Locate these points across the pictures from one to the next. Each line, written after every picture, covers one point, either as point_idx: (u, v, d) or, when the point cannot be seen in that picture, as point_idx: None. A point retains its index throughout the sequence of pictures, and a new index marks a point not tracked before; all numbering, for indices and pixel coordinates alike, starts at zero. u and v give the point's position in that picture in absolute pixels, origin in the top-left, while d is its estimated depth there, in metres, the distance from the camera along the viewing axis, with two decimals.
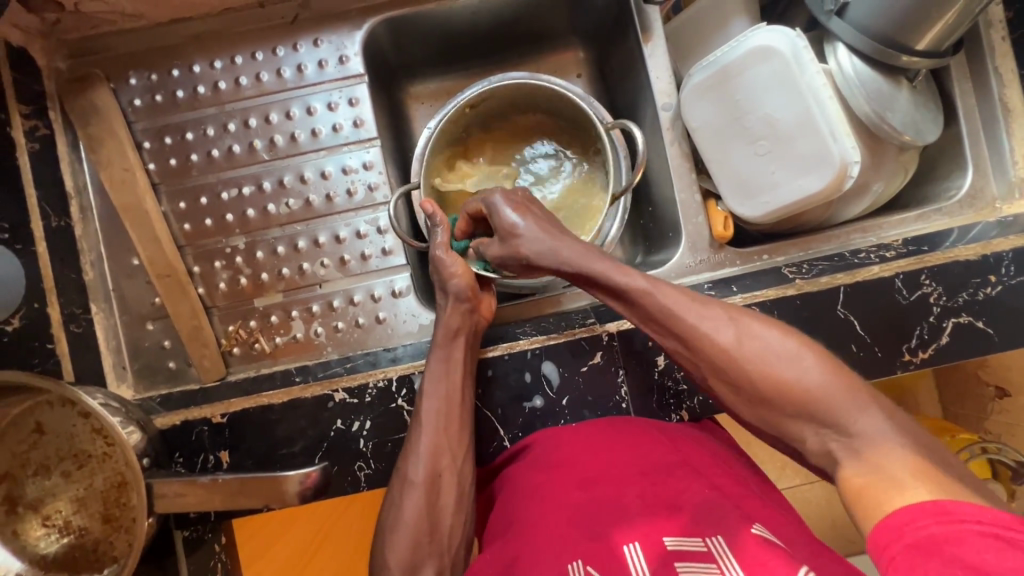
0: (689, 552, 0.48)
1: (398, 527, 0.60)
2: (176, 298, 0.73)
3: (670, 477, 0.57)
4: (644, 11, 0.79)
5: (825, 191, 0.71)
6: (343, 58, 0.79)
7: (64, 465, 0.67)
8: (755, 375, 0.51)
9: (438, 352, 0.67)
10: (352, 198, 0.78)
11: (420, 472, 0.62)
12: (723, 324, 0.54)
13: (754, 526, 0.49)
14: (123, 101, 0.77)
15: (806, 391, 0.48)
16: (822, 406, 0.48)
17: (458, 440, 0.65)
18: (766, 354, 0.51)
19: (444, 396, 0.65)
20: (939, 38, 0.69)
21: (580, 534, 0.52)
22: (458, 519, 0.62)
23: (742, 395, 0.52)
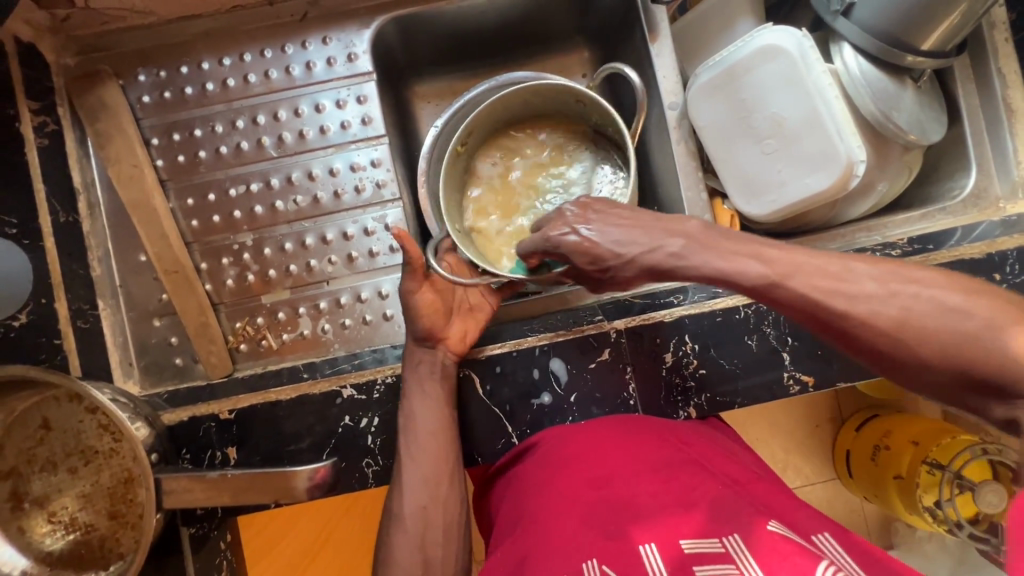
0: (707, 552, 0.48)
1: (392, 562, 0.61)
2: (183, 294, 0.73)
3: (683, 477, 0.57)
4: (651, 11, 0.80)
5: (832, 190, 0.72)
6: (351, 55, 0.79)
7: (70, 461, 0.67)
8: (925, 353, 0.46)
9: (412, 380, 0.66)
10: (359, 195, 0.79)
11: (407, 507, 0.63)
12: (885, 303, 0.47)
13: (770, 524, 0.49)
14: (132, 97, 0.77)
15: (993, 363, 0.43)
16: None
17: (441, 471, 0.64)
18: (939, 328, 0.45)
19: (422, 428, 0.65)
20: (943, 38, 0.70)
21: (595, 533, 0.52)
22: (450, 550, 0.63)
23: (906, 372, 0.48)
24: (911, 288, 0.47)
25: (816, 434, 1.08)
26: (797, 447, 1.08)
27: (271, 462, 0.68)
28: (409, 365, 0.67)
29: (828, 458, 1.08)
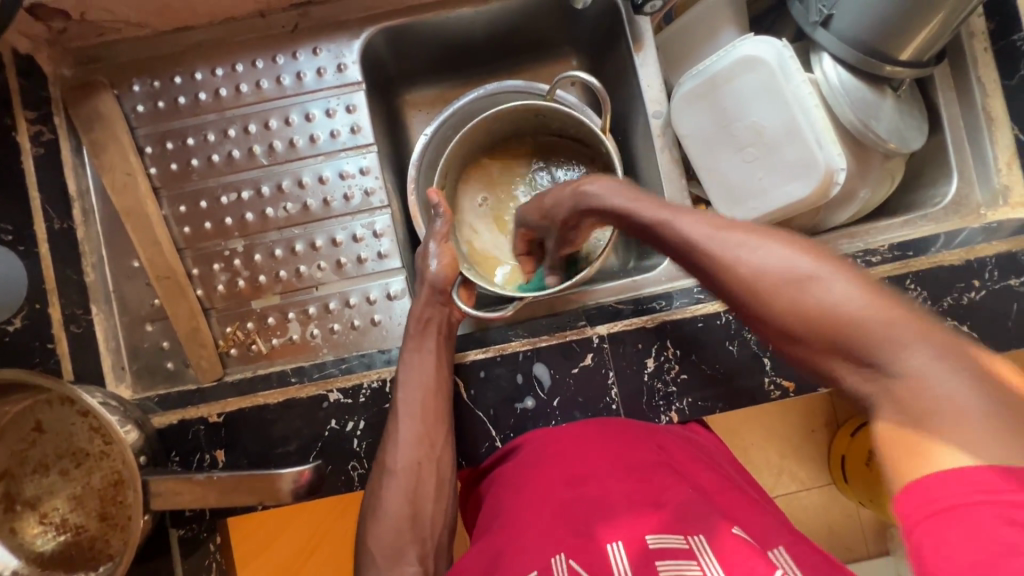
0: (671, 549, 0.49)
1: (379, 513, 0.63)
2: (174, 299, 0.74)
3: (655, 476, 0.58)
4: (635, 22, 0.81)
5: (812, 198, 0.73)
6: (341, 66, 0.81)
7: (62, 463, 0.68)
8: (790, 315, 0.46)
9: (412, 343, 0.70)
10: (348, 203, 0.80)
11: (399, 461, 0.64)
12: (773, 259, 0.47)
13: (734, 527, 0.51)
14: (126, 107, 0.78)
15: (846, 324, 0.42)
16: (869, 344, 0.42)
17: (436, 431, 0.66)
18: (812, 303, 0.44)
19: (419, 387, 0.67)
20: (920, 48, 0.71)
21: (566, 530, 0.53)
22: (440, 505, 0.65)
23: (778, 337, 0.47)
24: (801, 264, 0.46)
25: (810, 439, 1.09)
26: (789, 452, 1.08)
27: (259, 464, 0.69)
28: (410, 326, 0.71)
29: (821, 464, 1.08)
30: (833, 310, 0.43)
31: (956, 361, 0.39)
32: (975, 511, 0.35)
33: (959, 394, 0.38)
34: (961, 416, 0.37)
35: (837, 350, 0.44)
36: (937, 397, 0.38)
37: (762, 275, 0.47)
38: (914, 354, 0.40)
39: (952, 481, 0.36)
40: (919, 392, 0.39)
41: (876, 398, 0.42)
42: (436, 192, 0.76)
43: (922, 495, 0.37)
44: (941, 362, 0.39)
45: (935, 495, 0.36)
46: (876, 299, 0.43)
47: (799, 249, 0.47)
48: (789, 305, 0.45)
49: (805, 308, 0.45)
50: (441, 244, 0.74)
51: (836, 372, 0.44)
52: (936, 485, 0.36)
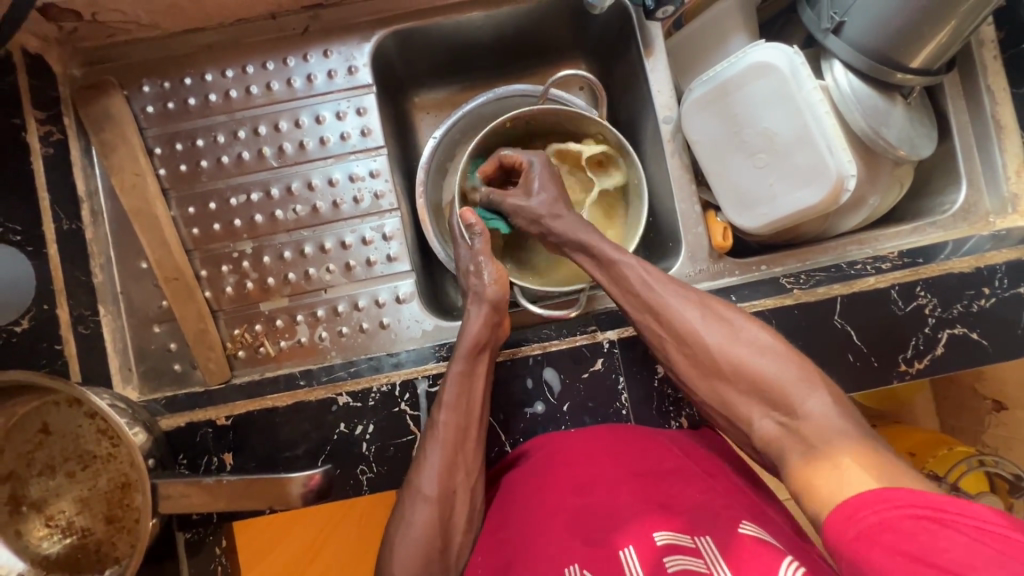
0: (679, 546, 0.49)
1: (407, 543, 0.60)
2: (183, 301, 0.74)
3: (662, 480, 0.58)
4: (646, 28, 0.82)
5: (824, 204, 0.73)
6: (352, 68, 0.81)
7: (69, 465, 0.67)
8: (717, 355, 0.61)
9: (460, 363, 0.67)
10: (358, 205, 0.80)
11: (435, 487, 0.62)
12: (714, 323, 0.62)
13: (743, 526, 0.50)
14: (136, 108, 0.78)
15: (763, 371, 0.58)
16: (781, 392, 0.56)
17: (471, 459, 0.65)
18: (738, 351, 0.60)
19: (463, 409, 0.66)
20: (931, 56, 0.72)
21: (579, 540, 0.53)
22: (467, 538, 0.63)
23: (701, 369, 0.62)
24: (734, 322, 0.62)
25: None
26: None
27: (268, 468, 0.68)
28: (464, 346, 0.68)
29: None
30: (755, 366, 0.59)
31: (841, 407, 0.54)
32: (887, 519, 0.43)
33: (844, 427, 0.53)
34: (849, 444, 0.51)
35: (757, 394, 0.58)
36: (833, 431, 0.52)
37: (703, 334, 0.62)
38: (815, 400, 0.55)
39: (870, 501, 0.45)
40: (821, 430, 0.53)
41: (784, 434, 0.56)
42: (474, 213, 0.75)
43: (852, 514, 0.45)
44: (835, 406, 0.54)
45: (860, 512, 0.45)
46: (787, 355, 0.58)
47: (734, 315, 0.62)
48: (723, 355, 0.60)
49: (734, 362, 0.60)
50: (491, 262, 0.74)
51: (754, 412, 0.58)
52: (859, 504, 0.45)
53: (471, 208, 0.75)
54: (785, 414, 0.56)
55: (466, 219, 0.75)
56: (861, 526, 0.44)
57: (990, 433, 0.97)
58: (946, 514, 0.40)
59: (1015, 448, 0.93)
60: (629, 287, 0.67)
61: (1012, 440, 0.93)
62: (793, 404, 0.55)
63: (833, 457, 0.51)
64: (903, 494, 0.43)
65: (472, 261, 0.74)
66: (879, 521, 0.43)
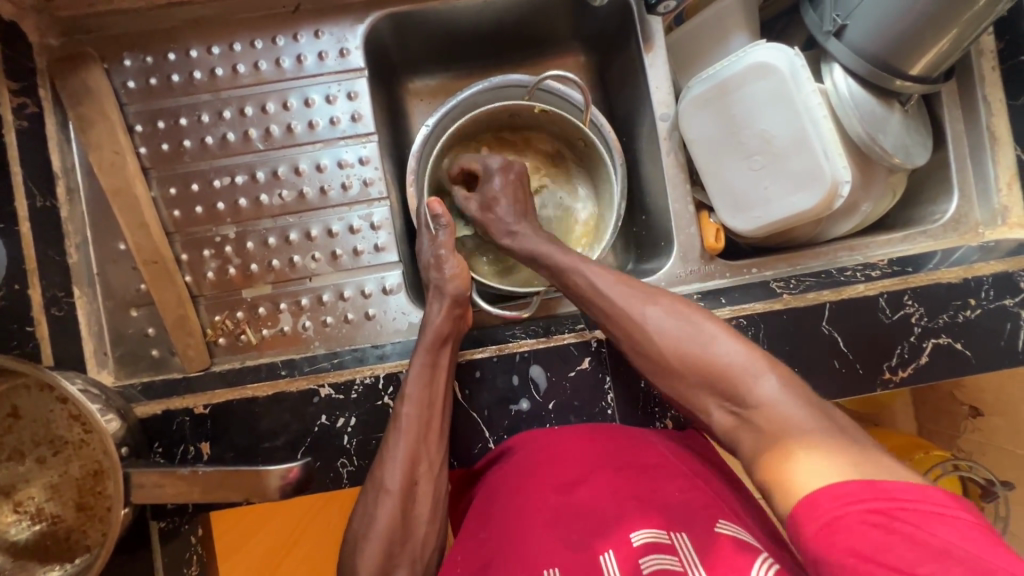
0: (657, 544, 0.49)
1: (370, 536, 0.59)
2: (162, 285, 0.72)
3: (642, 477, 0.58)
4: (646, 22, 0.80)
5: (815, 210, 0.72)
6: (344, 50, 0.78)
7: (39, 451, 0.65)
8: (666, 350, 0.61)
9: (423, 356, 0.66)
10: (346, 192, 0.78)
11: (397, 482, 0.61)
12: (663, 315, 0.62)
13: (720, 524, 0.51)
14: (116, 82, 0.75)
15: (712, 364, 0.58)
16: (732, 383, 0.57)
17: (436, 450, 0.65)
18: (684, 343, 0.60)
19: (426, 403, 0.65)
20: (930, 64, 0.71)
21: (558, 540, 0.53)
22: (433, 527, 0.63)
23: (658, 367, 0.62)
24: (681, 312, 0.62)
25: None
26: None
27: (246, 458, 0.67)
28: (425, 339, 0.67)
29: None
30: (704, 355, 0.58)
31: (792, 388, 0.54)
32: (843, 519, 0.44)
33: (796, 414, 0.53)
34: (801, 435, 0.51)
35: (709, 387, 0.58)
36: (787, 418, 0.53)
37: (653, 329, 0.62)
38: (765, 384, 0.55)
39: (823, 500, 0.46)
40: (771, 417, 0.54)
41: (738, 425, 0.56)
42: (441, 203, 0.75)
43: (811, 514, 0.46)
44: (786, 389, 0.54)
45: (815, 511, 0.46)
46: (733, 343, 0.58)
47: (677, 302, 0.63)
48: (673, 351, 0.60)
49: (682, 356, 0.60)
50: (452, 255, 0.73)
51: (710, 403, 0.59)
52: (814, 503, 0.46)
53: (438, 199, 0.75)
54: (738, 403, 0.56)
55: (432, 211, 0.74)
56: (818, 528, 0.45)
57: (965, 439, 0.99)
58: (893, 505, 0.43)
59: (989, 454, 0.95)
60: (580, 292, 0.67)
61: (986, 447, 0.95)
62: (746, 392, 0.55)
63: (788, 447, 0.51)
64: (853, 486, 0.45)
65: (435, 253, 0.74)
66: (837, 521, 0.44)
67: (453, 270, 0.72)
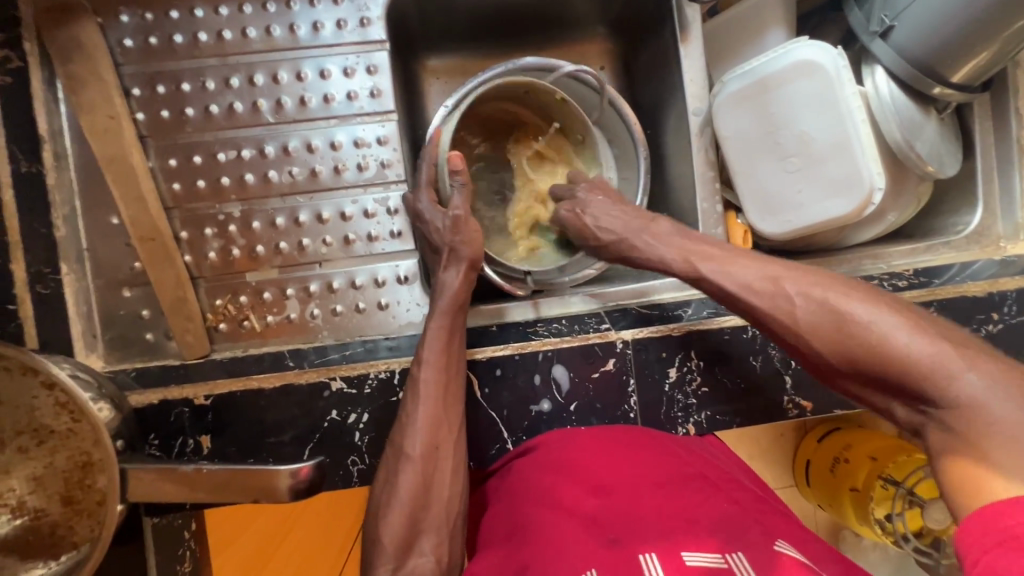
0: (710, 566, 0.47)
1: (392, 504, 0.56)
2: (160, 264, 0.66)
3: (687, 490, 0.55)
4: (684, 10, 0.76)
5: (849, 216, 0.71)
6: (364, 20, 0.73)
7: (21, 440, 0.60)
8: (829, 344, 0.50)
9: (440, 320, 0.63)
10: (362, 173, 0.73)
11: (418, 446, 0.58)
12: (817, 304, 0.51)
13: (779, 543, 0.48)
14: (111, 39, 0.68)
15: (888, 356, 0.47)
16: (922, 379, 0.45)
17: (455, 418, 0.61)
18: (843, 333, 0.49)
19: (443, 367, 0.62)
20: (975, 73, 0.69)
21: (596, 542, 0.51)
22: (456, 491, 0.59)
23: (822, 363, 0.52)
24: (825, 295, 0.52)
25: (779, 443, 1.10)
26: (768, 456, 1.10)
27: (250, 453, 0.63)
28: (442, 303, 0.64)
29: (790, 468, 1.11)
30: (873, 344, 0.47)
31: (1016, 389, 0.41)
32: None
33: (1015, 416, 0.40)
34: (1017, 439, 0.39)
35: (883, 383, 0.48)
36: (991, 423, 0.41)
37: (806, 317, 0.52)
38: (966, 381, 0.43)
39: (1020, 510, 0.37)
40: (978, 421, 0.42)
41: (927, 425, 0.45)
42: (460, 157, 0.66)
43: (985, 526, 0.38)
44: (997, 385, 0.42)
45: (999, 521, 0.37)
46: (921, 327, 0.47)
47: (830, 285, 0.52)
48: (836, 344, 0.50)
49: (848, 349, 0.49)
50: (467, 217, 0.66)
51: (897, 404, 0.47)
52: (1004, 511, 0.37)
53: (460, 153, 0.66)
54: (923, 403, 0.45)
55: (453, 166, 0.65)
56: (998, 540, 0.36)
57: None
58: None
59: None
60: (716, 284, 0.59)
61: None
62: (938, 389, 0.44)
63: (985, 458, 0.40)
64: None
65: (449, 214, 0.66)
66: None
67: (470, 234, 0.66)
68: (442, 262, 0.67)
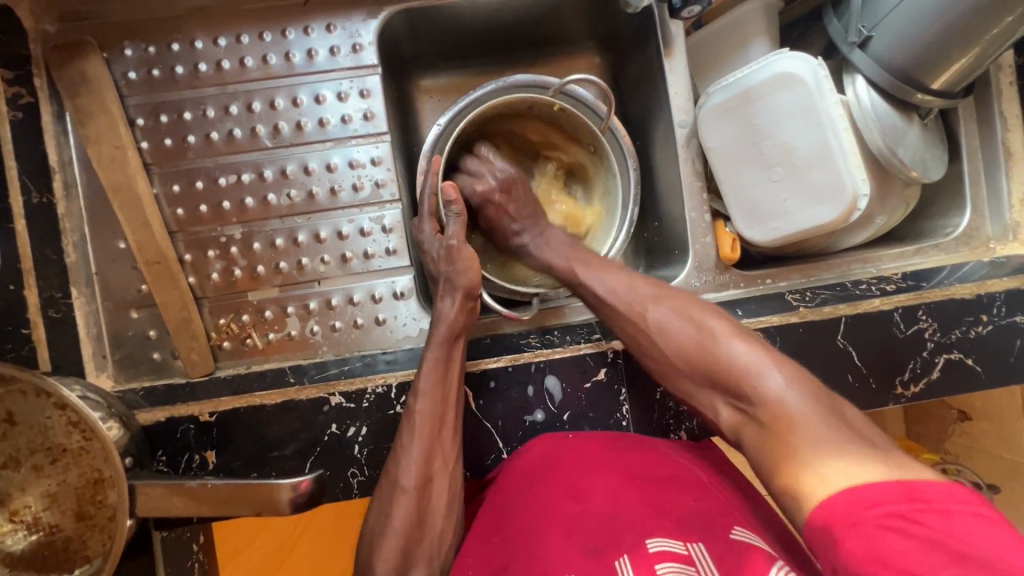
0: (671, 552, 0.49)
1: (387, 533, 0.58)
2: (165, 286, 0.69)
3: (658, 486, 0.58)
4: (667, 26, 0.78)
5: (834, 222, 0.72)
6: (357, 46, 0.75)
7: (35, 458, 0.63)
8: (671, 351, 0.62)
9: (436, 349, 0.65)
10: (357, 193, 0.76)
11: (412, 479, 0.60)
12: (667, 318, 0.63)
13: (735, 531, 0.51)
14: (116, 73, 0.72)
15: (715, 363, 0.59)
16: (739, 380, 0.57)
17: (451, 448, 0.63)
18: (682, 342, 0.61)
19: (439, 397, 0.63)
20: (953, 79, 0.70)
21: (576, 550, 0.52)
22: (450, 521, 0.61)
23: (665, 368, 0.63)
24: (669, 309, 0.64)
25: None
26: None
27: (253, 467, 0.65)
28: (438, 333, 0.66)
29: None
30: (708, 350, 0.59)
31: (800, 386, 0.54)
32: (864, 526, 0.43)
33: (797, 407, 0.53)
34: (801, 424, 0.52)
35: (713, 383, 0.59)
36: (790, 413, 0.53)
37: (659, 329, 0.63)
38: (771, 381, 0.55)
39: (843, 503, 0.45)
40: (773, 410, 0.54)
41: (744, 421, 0.57)
42: (455, 188, 0.70)
43: (828, 522, 0.46)
44: (793, 382, 0.54)
45: (841, 514, 0.45)
46: (737, 337, 0.59)
47: (681, 301, 0.64)
48: (677, 352, 0.61)
49: (685, 354, 0.61)
50: (462, 245, 0.69)
51: (720, 401, 0.59)
52: (838, 505, 0.45)
53: (452, 182, 0.69)
54: (742, 399, 0.56)
55: (446, 196, 0.69)
56: (844, 531, 0.44)
57: (952, 442, 1.04)
58: (921, 508, 0.43)
59: (974, 457, 1.01)
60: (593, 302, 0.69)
61: (972, 450, 1.01)
62: (748, 387, 0.56)
63: (792, 443, 0.51)
64: (878, 489, 0.45)
65: (444, 243, 0.70)
66: (862, 525, 0.43)
67: (464, 263, 0.68)
68: (438, 291, 0.69)
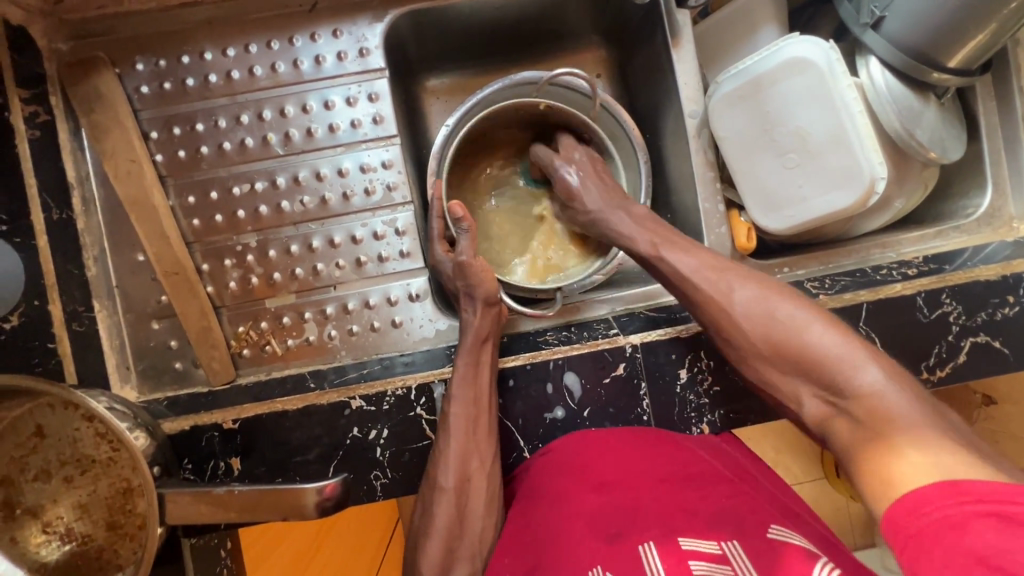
0: (703, 552, 0.48)
1: (431, 534, 0.59)
2: (184, 297, 0.70)
3: (688, 484, 0.57)
4: (674, 16, 0.78)
5: (852, 207, 0.71)
6: (363, 50, 0.76)
7: (66, 470, 0.64)
8: (756, 337, 0.60)
9: (467, 355, 0.65)
10: (369, 198, 0.76)
11: (451, 479, 0.61)
12: (750, 300, 0.61)
13: (772, 530, 0.50)
14: (129, 87, 0.73)
15: (812, 349, 0.56)
16: (834, 368, 0.55)
17: (486, 446, 0.63)
18: (770, 326, 0.59)
19: (472, 401, 0.63)
20: (970, 57, 0.69)
21: (598, 538, 0.52)
22: (490, 521, 0.61)
23: (748, 354, 0.61)
24: (753, 286, 0.62)
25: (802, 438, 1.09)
26: (789, 448, 1.08)
27: (277, 472, 0.66)
28: (466, 341, 0.66)
29: (817, 460, 1.08)
30: (800, 339, 0.57)
31: (900, 381, 0.52)
32: (943, 521, 0.40)
33: (899, 402, 0.51)
34: (903, 415, 0.50)
35: (804, 375, 0.57)
36: (889, 407, 0.51)
37: (744, 313, 0.61)
38: (867, 373, 0.53)
39: (925, 501, 0.42)
40: (870, 403, 0.52)
41: (836, 414, 0.55)
42: (462, 205, 0.70)
43: (896, 527, 0.43)
44: (892, 381, 0.52)
45: (908, 519, 0.42)
46: (833, 326, 0.57)
47: (770, 289, 0.61)
48: (763, 336, 0.59)
49: (774, 340, 0.59)
50: (475, 257, 0.69)
51: (806, 391, 0.57)
52: (910, 506, 0.43)
53: (459, 201, 0.69)
54: (833, 391, 0.55)
55: (454, 214, 0.69)
56: (912, 531, 0.41)
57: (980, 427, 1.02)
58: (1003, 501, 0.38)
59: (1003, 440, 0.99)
60: (680, 278, 0.66)
61: (1000, 434, 0.99)
62: (844, 379, 0.54)
63: (891, 441, 0.48)
64: (951, 487, 0.41)
65: (455, 260, 0.70)
66: (931, 523, 0.41)
67: (479, 275, 0.68)
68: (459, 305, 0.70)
